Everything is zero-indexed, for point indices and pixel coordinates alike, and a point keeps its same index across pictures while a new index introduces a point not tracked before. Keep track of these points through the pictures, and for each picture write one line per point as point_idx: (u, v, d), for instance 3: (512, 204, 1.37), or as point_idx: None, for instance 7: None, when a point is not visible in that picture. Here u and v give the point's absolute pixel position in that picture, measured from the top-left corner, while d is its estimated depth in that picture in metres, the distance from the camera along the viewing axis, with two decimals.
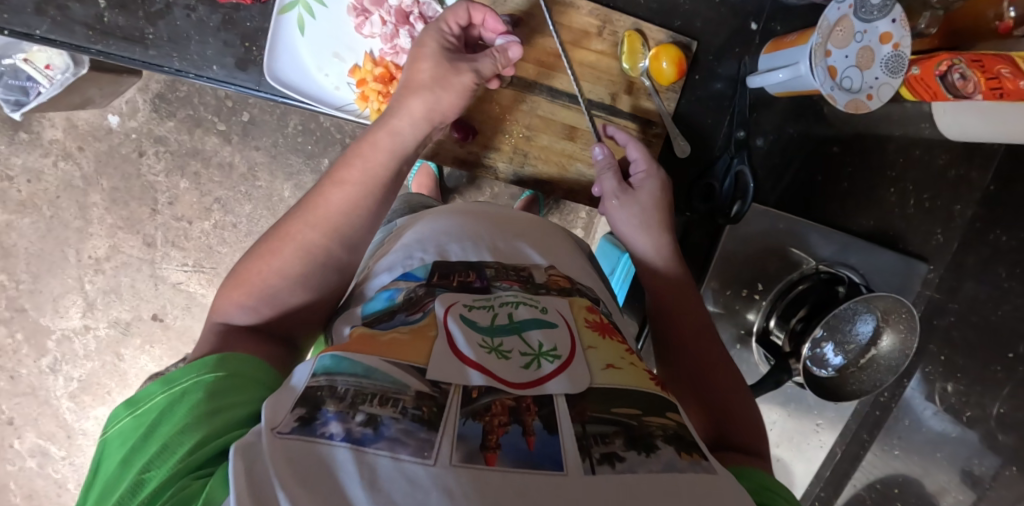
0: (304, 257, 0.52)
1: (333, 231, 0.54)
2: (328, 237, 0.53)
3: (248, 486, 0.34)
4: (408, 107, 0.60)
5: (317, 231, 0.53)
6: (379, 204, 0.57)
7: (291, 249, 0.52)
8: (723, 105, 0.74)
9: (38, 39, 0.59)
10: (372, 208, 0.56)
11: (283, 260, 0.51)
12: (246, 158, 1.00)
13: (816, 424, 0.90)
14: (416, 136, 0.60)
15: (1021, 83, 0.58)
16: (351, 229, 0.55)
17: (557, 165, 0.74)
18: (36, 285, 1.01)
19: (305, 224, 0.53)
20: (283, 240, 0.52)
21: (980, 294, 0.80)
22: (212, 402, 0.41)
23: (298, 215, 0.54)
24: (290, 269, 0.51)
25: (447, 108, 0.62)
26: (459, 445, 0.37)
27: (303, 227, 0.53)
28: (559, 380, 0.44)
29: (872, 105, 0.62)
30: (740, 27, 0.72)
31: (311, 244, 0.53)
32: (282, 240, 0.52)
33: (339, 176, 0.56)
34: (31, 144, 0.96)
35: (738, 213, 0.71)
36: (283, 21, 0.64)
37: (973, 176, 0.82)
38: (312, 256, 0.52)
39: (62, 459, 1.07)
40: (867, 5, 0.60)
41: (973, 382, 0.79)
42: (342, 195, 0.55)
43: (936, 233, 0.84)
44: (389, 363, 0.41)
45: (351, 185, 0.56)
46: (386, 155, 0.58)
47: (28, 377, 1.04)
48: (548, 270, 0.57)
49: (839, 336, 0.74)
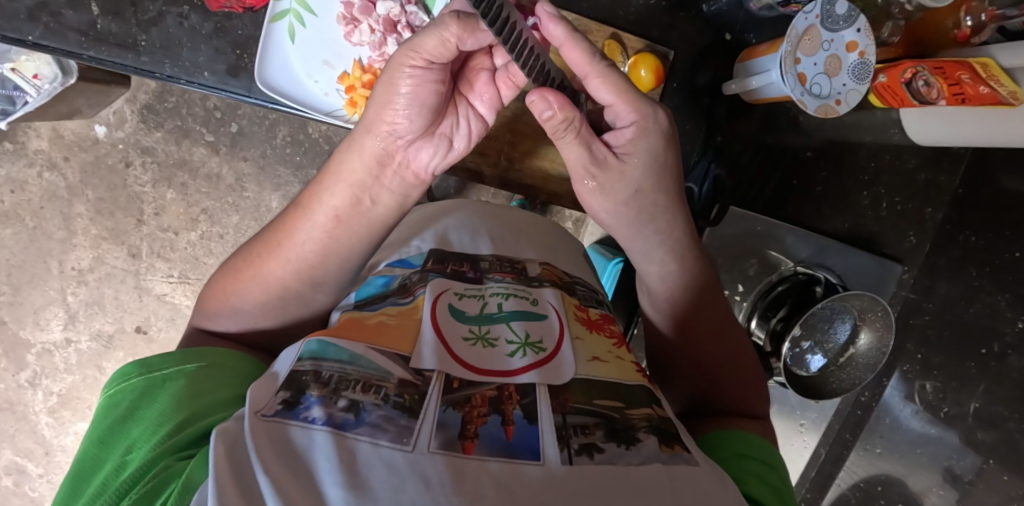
0: (263, 290, 0.54)
1: (287, 266, 0.53)
2: (284, 271, 0.53)
3: (229, 464, 0.34)
4: (365, 130, 0.51)
5: (276, 265, 0.53)
6: (335, 242, 0.53)
7: (255, 281, 0.53)
8: (700, 114, 0.77)
9: (30, 44, 0.60)
10: (328, 245, 0.53)
11: (245, 290, 0.54)
12: (234, 169, 1.00)
13: (800, 425, 0.92)
14: (367, 162, 0.52)
15: (980, 88, 0.62)
16: (310, 266, 0.54)
17: (541, 170, 0.77)
18: (16, 297, 0.99)
19: (268, 255, 0.53)
20: (249, 267, 0.54)
21: (952, 294, 0.84)
22: (195, 388, 0.45)
23: (263, 245, 0.54)
24: (252, 298, 0.54)
25: (403, 124, 0.50)
26: (438, 432, 0.37)
27: (267, 260, 0.53)
28: (537, 372, 0.44)
29: (841, 110, 0.65)
30: (715, 39, 0.75)
31: (270, 278, 0.53)
32: (247, 265, 0.54)
33: (304, 202, 0.54)
34: (16, 154, 0.95)
35: (716, 216, 0.80)
36: (275, 29, 0.65)
37: (942, 179, 0.86)
38: (271, 290, 0.54)
39: (40, 477, 1.05)
40: (833, 16, 0.64)
41: (950, 379, 0.82)
42: (301, 226, 0.53)
43: (909, 236, 0.88)
44: (375, 351, 0.42)
45: (309, 216, 0.53)
46: (342, 186, 0.52)
47: (6, 391, 1.02)
48: (540, 264, 0.60)
49: (817, 335, 0.77)
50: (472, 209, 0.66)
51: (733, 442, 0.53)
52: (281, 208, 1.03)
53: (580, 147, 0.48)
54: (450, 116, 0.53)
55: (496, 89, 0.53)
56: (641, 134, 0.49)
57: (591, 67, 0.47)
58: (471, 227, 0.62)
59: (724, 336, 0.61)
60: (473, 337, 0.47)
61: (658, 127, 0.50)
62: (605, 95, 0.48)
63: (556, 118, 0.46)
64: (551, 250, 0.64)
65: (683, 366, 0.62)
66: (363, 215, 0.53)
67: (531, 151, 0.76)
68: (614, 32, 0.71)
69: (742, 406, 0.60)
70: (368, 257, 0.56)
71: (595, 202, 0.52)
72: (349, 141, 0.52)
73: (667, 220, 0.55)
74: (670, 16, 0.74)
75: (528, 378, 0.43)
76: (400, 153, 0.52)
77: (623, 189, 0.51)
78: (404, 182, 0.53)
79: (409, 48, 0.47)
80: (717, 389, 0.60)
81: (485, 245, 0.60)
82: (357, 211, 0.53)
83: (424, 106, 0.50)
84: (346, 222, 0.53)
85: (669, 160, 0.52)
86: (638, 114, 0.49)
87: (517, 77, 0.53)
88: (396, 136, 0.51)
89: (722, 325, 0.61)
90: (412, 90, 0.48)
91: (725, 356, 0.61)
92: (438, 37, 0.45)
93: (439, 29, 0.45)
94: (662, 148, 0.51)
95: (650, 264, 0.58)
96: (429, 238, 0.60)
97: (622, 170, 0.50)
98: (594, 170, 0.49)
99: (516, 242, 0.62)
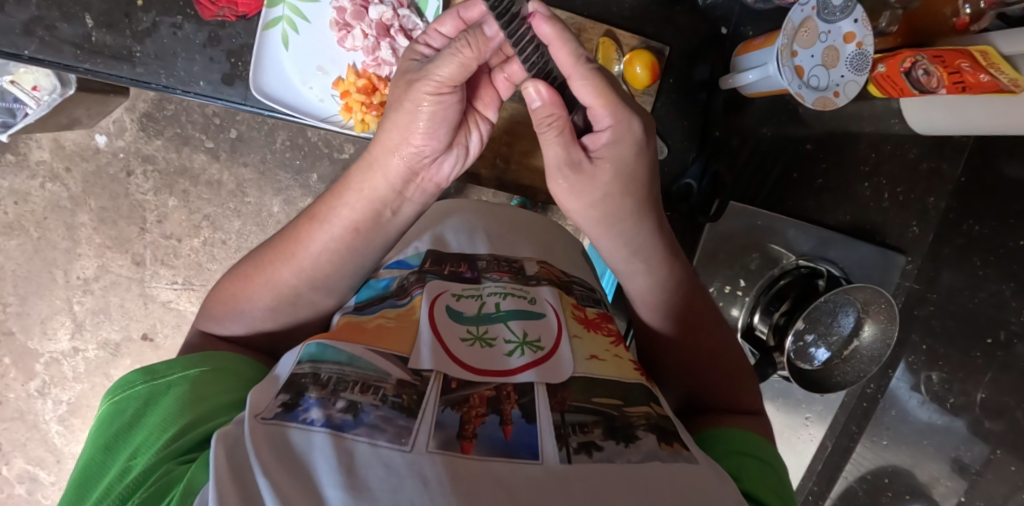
0: (273, 294, 0.54)
1: (299, 273, 0.53)
2: (296, 277, 0.53)
3: (230, 468, 0.34)
4: (382, 160, 0.51)
5: (288, 271, 0.53)
6: (351, 250, 0.54)
7: (264, 285, 0.53)
8: (698, 110, 0.77)
9: (26, 58, 0.61)
10: (344, 254, 0.53)
11: (253, 294, 0.53)
12: (234, 175, 1.00)
13: (805, 418, 0.91)
14: (392, 181, 0.52)
15: (981, 76, 0.61)
16: (321, 273, 0.54)
17: (539, 170, 0.77)
18: (24, 307, 1.00)
19: (278, 261, 0.53)
20: (256, 272, 0.54)
21: (958, 283, 0.83)
22: (196, 393, 0.45)
23: (273, 250, 0.54)
24: (262, 302, 0.54)
25: (422, 144, 0.50)
26: (436, 432, 0.37)
27: (278, 265, 0.53)
28: (529, 372, 0.44)
29: (839, 102, 0.65)
30: (711, 32, 0.75)
31: (280, 282, 0.53)
32: (257, 270, 0.54)
33: (315, 213, 0.54)
34: (18, 166, 0.96)
35: (716, 212, 0.74)
36: (269, 36, 0.65)
37: (944, 168, 0.85)
38: (280, 293, 0.54)
39: (52, 484, 1.06)
40: (829, 7, 0.63)
41: (956, 369, 0.82)
42: (314, 236, 0.53)
43: (912, 226, 0.87)
44: (374, 352, 0.42)
45: (324, 227, 0.53)
46: (363, 202, 0.52)
47: (16, 401, 1.03)
48: (538, 263, 0.60)
49: (821, 327, 0.77)
50: (474, 211, 0.66)
51: (732, 441, 0.53)
52: (282, 213, 1.03)
53: (558, 149, 0.50)
54: (464, 127, 0.53)
55: (499, 92, 0.54)
56: (617, 140, 0.50)
57: (575, 69, 0.46)
58: (468, 227, 0.63)
59: (709, 342, 0.61)
60: (470, 337, 0.47)
61: (637, 133, 0.50)
62: (585, 97, 0.47)
63: (541, 110, 0.48)
64: (549, 250, 0.64)
65: (669, 366, 0.62)
66: (383, 225, 0.54)
67: (529, 151, 0.76)
68: (609, 30, 0.71)
69: (733, 407, 0.59)
70: (379, 254, 0.56)
71: (572, 201, 0.54)
72: (370, 160, 0.52)
73: (635, 225, 0.55)
74: (666, 11, 0.73)
75: (526, 377, 0.44)
76: (424, 171, 0.52)
77: (597, 189, 0.52)
78: (426, 193, 0.54)
79: (429, 79, 0.47)
80: (708, 393, 0.60)
81: (483, 245, 0.61)
82: (375, 221, 0.53)
83: (446, 125, 0.50)
84: (365, 233, 0.53)
85: (641, 169, 0.52)
86: (614, 119, 0.48)
87: (515, 76, 0.52)
88: (421, 157, 0.51)
89: (697, 323, 0.61)
90: (431, 112, 0.49)
91: (712, 358, 0.60)
92: (457, 63, 0.46)
93: (456, 52, 0.45)
94: (633, 156, 0.51)
95: (634, 267, 0.58)
96: (428, 239, 0.60)
97: (595, 176, 0.51)
98: (559, 174, 0.52)
99: (513, 241, 0.63)
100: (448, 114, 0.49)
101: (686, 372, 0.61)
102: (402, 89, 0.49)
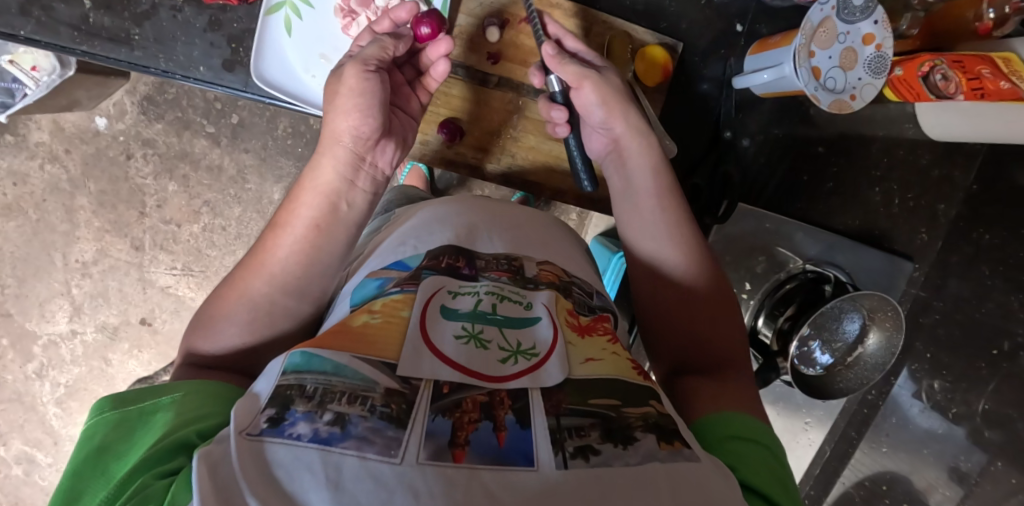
0: (247, 307, 0.52)
1: (270, 281, 0.52)
2: (268, 286, 0.52)
3: (214, 490, 0.34)
4: (328, 152, 0.55)
5: (258, 281, 0.52)
6: (316, 249, 0.54)
7: (237, 298, 0.52)
8: (708, 107, 0.75)
9: (22, 39, 0.59)
10: (310, 256, 0.53)
11: (229, 309, 0.51)
12: (235, 161, 0.99)
13: (805, 422, 0.89)
14: (339, 170, 0.55)
15: (1001, 83, 0.59)
16: (292, 278, 0.53)
17: (544, 166, 0.75)
18: (22, 289, 1.00)
19: (247, 273, 0.52)
20: (229, 286, 0.52)
21: (964, 293, 0.82)
22: (175, 410, 0.43)
23: (243, 265, 0.53)
24: (239, 316, 0.51)
25: (364, 124, 0.55)
26: (427, 442, 0.36)
27: (249, 278, 0.52)
28: (522, 379, 0.42)
29: (856, 105, 0.63)
30: (725, 28, 0.73)
31: (253, 294, 0.52)
32: (230, 285, 0.52)
33: (277, 221, 0.55)
34: (17, 147, 0.95)
35: (725, 213, 0.74)
36: (271, 21, 0.64)
37: (956, 176, 0.83)
38: (255, 305, 0.52)
39: (49, 466, 1.06)
40: (850, 7, 0.62)
41: (960, 378, 0.81)
42: (277, 243, 0.53)
43: (921, 232, 0.85)
44: (360, 360, 0.41)
45: (286, 231, 0.54)
46: (312, 197, 0.55)
47: (15, 383, 1.03)
48: (538, 264, 0.58)
49: (826, 334, 0.76)
50: (469, 207, 0.64)
51: (729, 424, 0.49)
52: (282, 200, 1.02)
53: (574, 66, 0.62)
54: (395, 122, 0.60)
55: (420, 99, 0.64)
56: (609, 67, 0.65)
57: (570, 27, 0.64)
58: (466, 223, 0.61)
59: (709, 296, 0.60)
60: (466, 335, 0.46)
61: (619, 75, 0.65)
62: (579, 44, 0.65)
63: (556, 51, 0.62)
64: (553, 247, 0.63)
65: (674, 328, 0.59)
66: (341, 218, 0.55)
67: (535, 148, 0.74)
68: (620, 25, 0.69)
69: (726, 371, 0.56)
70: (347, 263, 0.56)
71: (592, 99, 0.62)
72: (316, 155, 0.56)
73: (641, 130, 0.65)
74: (678, 6, 0.72)
75: (519, 385, 0.42)
76: (369, 155, 0.57)
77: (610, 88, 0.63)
78: (374, 181, 0.58)
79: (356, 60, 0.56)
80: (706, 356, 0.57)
81: (483, 242, 0.59)
82: (333, 215, 0.55)
83: (380, 105, 0.56)
84: (325, 229, 0.54)
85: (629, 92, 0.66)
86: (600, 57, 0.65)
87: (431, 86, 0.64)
88: (363, 139, 0.56)
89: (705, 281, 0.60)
90: (365, 91, 0.55)
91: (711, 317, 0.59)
92: (377, 45, 0.58)
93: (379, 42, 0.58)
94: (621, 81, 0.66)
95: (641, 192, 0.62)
96: (426, 238, 0.58)
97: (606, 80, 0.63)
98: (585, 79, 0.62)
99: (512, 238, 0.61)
100: (382, 91, 0.56)
101: (685, 331, 0.59)
102: (338, 80, 0.56)
